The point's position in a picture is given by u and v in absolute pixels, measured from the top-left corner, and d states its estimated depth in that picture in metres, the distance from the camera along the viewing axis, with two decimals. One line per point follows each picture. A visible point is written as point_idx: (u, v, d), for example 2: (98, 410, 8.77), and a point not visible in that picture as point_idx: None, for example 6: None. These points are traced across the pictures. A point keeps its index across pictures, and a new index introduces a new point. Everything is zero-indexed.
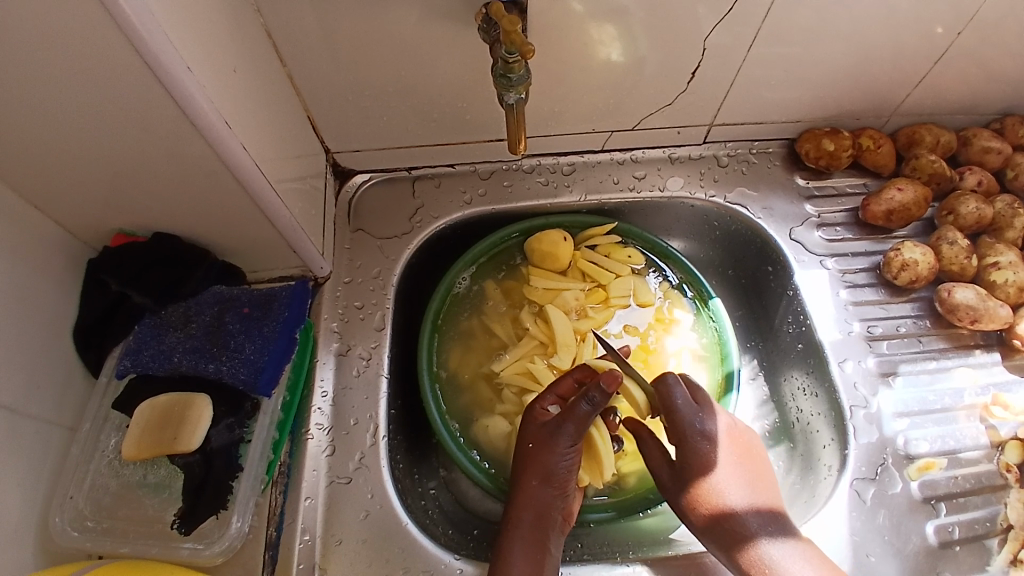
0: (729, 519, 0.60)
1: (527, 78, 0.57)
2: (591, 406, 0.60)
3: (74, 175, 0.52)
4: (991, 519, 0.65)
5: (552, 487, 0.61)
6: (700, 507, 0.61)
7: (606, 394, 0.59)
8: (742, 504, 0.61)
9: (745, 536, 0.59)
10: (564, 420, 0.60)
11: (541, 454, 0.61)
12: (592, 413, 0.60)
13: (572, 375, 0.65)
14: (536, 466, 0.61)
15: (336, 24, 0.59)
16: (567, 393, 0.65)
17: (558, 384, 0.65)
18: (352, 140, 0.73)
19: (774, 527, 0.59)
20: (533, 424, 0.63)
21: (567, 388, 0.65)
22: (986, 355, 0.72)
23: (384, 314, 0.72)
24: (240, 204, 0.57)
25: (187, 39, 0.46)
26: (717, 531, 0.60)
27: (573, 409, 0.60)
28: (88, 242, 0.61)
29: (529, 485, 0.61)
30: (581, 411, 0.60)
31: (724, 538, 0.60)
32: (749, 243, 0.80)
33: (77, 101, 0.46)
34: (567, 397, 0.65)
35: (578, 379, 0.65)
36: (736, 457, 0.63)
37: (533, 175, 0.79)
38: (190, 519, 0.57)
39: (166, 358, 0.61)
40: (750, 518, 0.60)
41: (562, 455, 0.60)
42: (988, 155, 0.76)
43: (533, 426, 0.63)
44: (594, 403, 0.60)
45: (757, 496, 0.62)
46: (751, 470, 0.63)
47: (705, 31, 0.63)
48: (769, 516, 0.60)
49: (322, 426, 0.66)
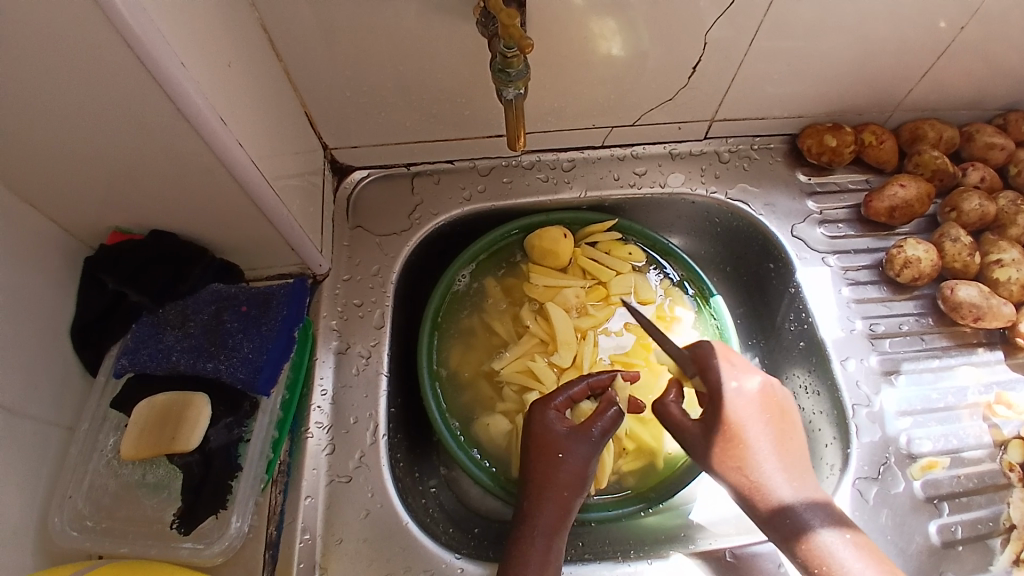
0: (782, 510, 0.57)
1: (526, 74, 0.56)
2: (619, 410, 0.62)
3: (70, 173, 0.52)
4: (995, 518, 0.65)
5: (572, 494, 0.60)
6: (749, 499, 0.58)
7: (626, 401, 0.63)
8: (790, 490, 0.57)
9: (801, 528, 0.56)
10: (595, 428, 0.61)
11: (569, 461, 0.60)
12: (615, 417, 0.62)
13: (586, 381, 0.64)
14: (573, 476, 0.60)
15: (334, 18, 0.58)
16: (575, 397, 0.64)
17: (573, 390, 0.64)
18: (351, 136, 0.73)
19: (830, 515, 0.56)
20: (553, 429, 0.61)
21: (580, 393, 0.64)
22: (988, 353, 0.71)
23: (383, 312, 0.71)
24: (238, 201, 0.57)
25: (182, 33, 0.45)
26: (775, 525, 0.57)
27: (604, 416, 0.61)
28: (85, 240, 0.60)
29: (563, 496, 0.59)
30: (611, 416, 0.61)
31: (780, 531, 0.57)
32: (751, 240, 0.79)
33: (72, 98, 0.45)
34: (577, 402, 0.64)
35: (592, 385, 0.64)
36: (775, 433, 0.60)
37: (533, 171, 0.79)
38: (189, 518, 0.57)
39: (164, 357, 0.61)
40: (802, 507, 0.57)
41: (587, 461, 0.60)
42: (991, 151, 0.75)
43: (560, 434, 0.61)
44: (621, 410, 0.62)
45: (805, 481, 0.58)
46: (787, 446, 0.59)
47: (707, 25, 0.62)
48: (821, 502, 0.57)
49: (322, 424, 0.65)
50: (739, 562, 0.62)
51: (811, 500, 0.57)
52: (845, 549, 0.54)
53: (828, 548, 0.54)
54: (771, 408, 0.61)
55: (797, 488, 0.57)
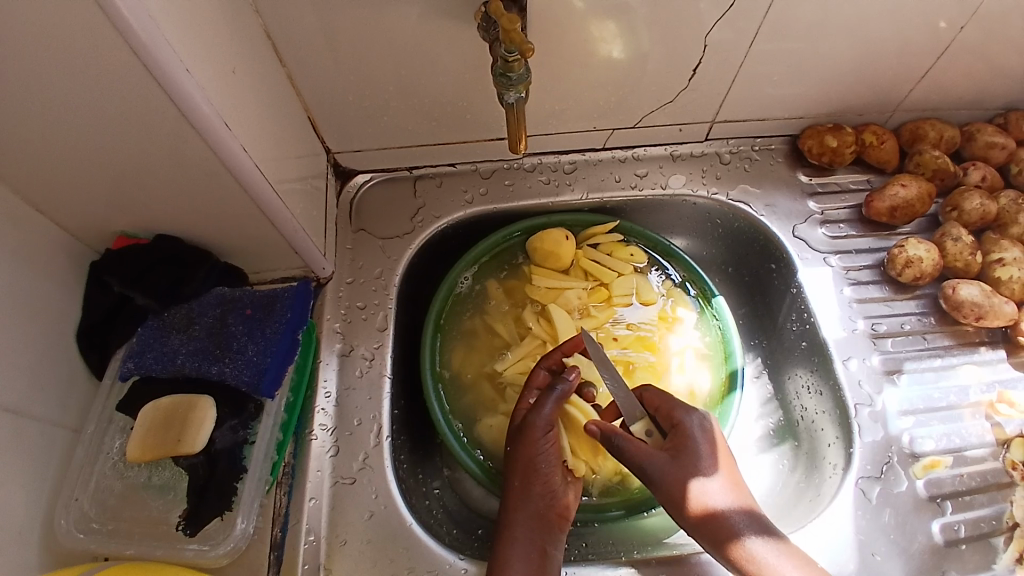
0: (718, 520, 0.57)
1: (528, 77, 0.57)
2: (561, 391, 0.63)
3: (76, 177, 0.52)
4: (997, 517, 0.65)
5: (537, 482, 0.61)
6: (686, 509, 0.57)
7: (574, 382, 0.64)
8: (726, 499, 0.57)
9: (738, 535, 0.56)
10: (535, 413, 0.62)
11: (520, 451, 0.62)
12: (561, 399, 0.63)
13: (541, 366, 0.67)
14: (519, 464, 0.61)
15: (336, 23, 0.59)
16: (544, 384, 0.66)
17: (532, 377, 0.66)
18: (354, 140, 0.73)
19: (762, 523, 0.57)
20: (514, 426, 0.65)
21: (540, 379, 0.66)
22: (991, 352, 0.72)
23: (386, 314, 0.72)
24: (242, 205, 0.57)
25: (187, 39, 0.46)
26: (711, 537, 0.57)
27: (542, 401, 0.63)
28: (90, 244, 0.61)
29: (515, 485, 0.61)
30: (551, 398, 0.63)
31: (715, 539, 0.56)
32: (752, 241, 0.79)
33: (78, 104, 0.46)
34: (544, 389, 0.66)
35: (548, 367, 0.67)
36: (709, 445, 0.60)
37: (534, 174, 0.79)
38: (195, 520, 0.57)
39: (169, 360, 0.62)
40: (736, 516, 0.57)
41: (540, 448, 0.61)
42: (992, 150, 0.76)
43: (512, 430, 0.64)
44: (561, 390, 0.63)
45: (741, 496, 0.58)
46: (731, 468, 0.60)
47: (707, 27, 0.63)
48: (754, 511, 0.57)
49: (326, 426, 0.66)
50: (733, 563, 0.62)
51: (744, 509, 0.57)
52: (778, 556, 0.54)
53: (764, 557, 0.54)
54: (702, 420, 0.61)
55: (731, 499, 0.57)
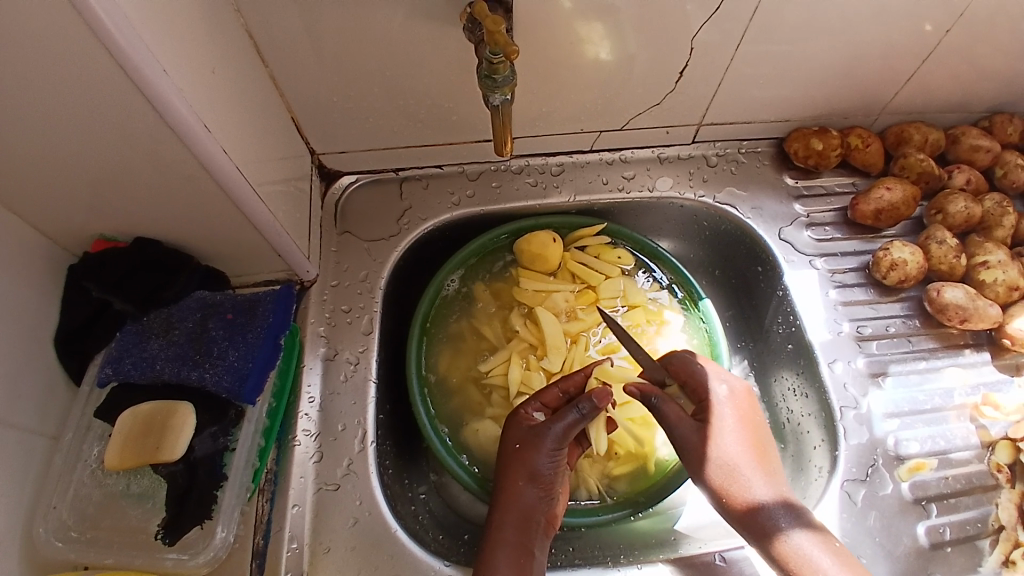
0: (761, 516, 0.57)
1: (513, 80, 0.56)
2: (580, 415, 0.62)
3: (54, 181, 0.51)
4: (983, 519, 0.65)
5: (538, 487, 0.60)
6: (728, 503, 0.58)
7: (597, 408, 0.61)
8: (765, 491, 0.58)
9: (778, 528, 0.56)
10: (553, 423, 0.61)
11: (528, 454, 0.61)
12: (581, 422, 0.62)
13: (556, 386, 0.65)
14: (522, 465, 0.61)
15: (320, 24, 0.58)
16: (551, 403, 0.65)
17: (542, 393, 0.65)
18: (339, 141, 0.72)
19: (802, 518, 0.57)
20: (518, 427, 0.63)
21: (551, 397, 0.65)
22: (976, 354, 0.72)
23: (371, 318, 0.71)
24: (223, 207, 0.56)
25: (164, 39, 0.45)
26: (749, 524, 0.58)
27: (562, 414, 0.62)
28: (68, 248, 0.60)
29: (515, 486, 0.60)
30: (570, 417, 0.61)
31: (755, 531, 0.57)
32: (739, 243, 0.79)
33: (53, 106, 0.45)
34: (551, 407, 0.65)
35: (563, 389, 0.65)
36: (746, 431, 0.61)
37: (521, 175, 0.78)
38: (175, 529, 0.56)
39: (148, 365, 0.60)
40: (775, 507, 0.57)
41: (548, 455, 0.60)
42: (977, 153, 0.76)
43: (525, 429, 0.62)
44: (585, 412, 0.62)
45: (777, 482, 0.59)
46: (763, 447, 0.61)
47: (694, 29, 0.62)
48: (794, 504, 0.58)
49: (309, 432, 0.65)
50: (728, 565, 0.62)
51: (784, 501, 0.58)
52: (817, 550, 0.55)
53: (800, 546, 0.55)
54: (737, 404, 0.62)
55: (771, 489, 0.58)
